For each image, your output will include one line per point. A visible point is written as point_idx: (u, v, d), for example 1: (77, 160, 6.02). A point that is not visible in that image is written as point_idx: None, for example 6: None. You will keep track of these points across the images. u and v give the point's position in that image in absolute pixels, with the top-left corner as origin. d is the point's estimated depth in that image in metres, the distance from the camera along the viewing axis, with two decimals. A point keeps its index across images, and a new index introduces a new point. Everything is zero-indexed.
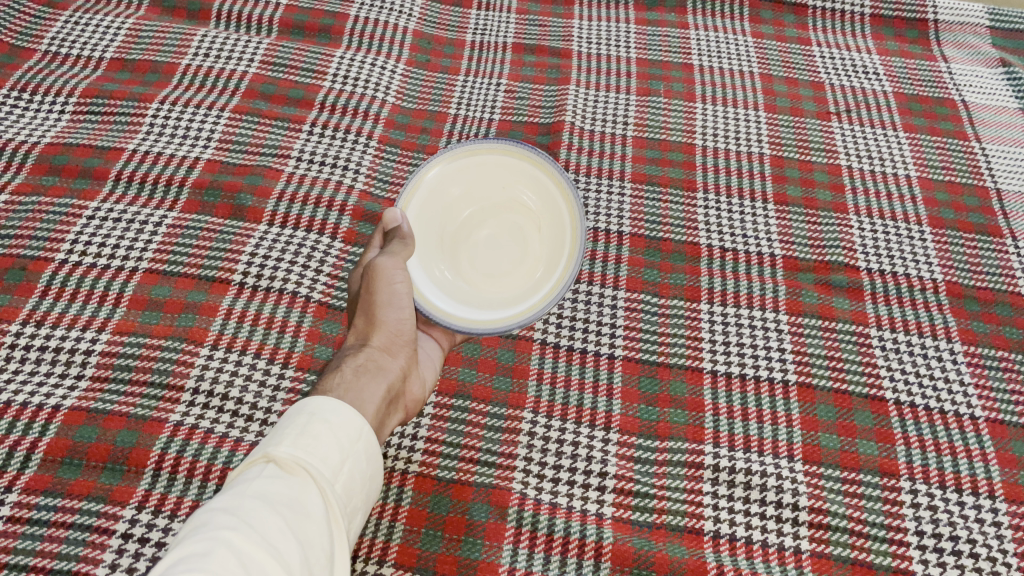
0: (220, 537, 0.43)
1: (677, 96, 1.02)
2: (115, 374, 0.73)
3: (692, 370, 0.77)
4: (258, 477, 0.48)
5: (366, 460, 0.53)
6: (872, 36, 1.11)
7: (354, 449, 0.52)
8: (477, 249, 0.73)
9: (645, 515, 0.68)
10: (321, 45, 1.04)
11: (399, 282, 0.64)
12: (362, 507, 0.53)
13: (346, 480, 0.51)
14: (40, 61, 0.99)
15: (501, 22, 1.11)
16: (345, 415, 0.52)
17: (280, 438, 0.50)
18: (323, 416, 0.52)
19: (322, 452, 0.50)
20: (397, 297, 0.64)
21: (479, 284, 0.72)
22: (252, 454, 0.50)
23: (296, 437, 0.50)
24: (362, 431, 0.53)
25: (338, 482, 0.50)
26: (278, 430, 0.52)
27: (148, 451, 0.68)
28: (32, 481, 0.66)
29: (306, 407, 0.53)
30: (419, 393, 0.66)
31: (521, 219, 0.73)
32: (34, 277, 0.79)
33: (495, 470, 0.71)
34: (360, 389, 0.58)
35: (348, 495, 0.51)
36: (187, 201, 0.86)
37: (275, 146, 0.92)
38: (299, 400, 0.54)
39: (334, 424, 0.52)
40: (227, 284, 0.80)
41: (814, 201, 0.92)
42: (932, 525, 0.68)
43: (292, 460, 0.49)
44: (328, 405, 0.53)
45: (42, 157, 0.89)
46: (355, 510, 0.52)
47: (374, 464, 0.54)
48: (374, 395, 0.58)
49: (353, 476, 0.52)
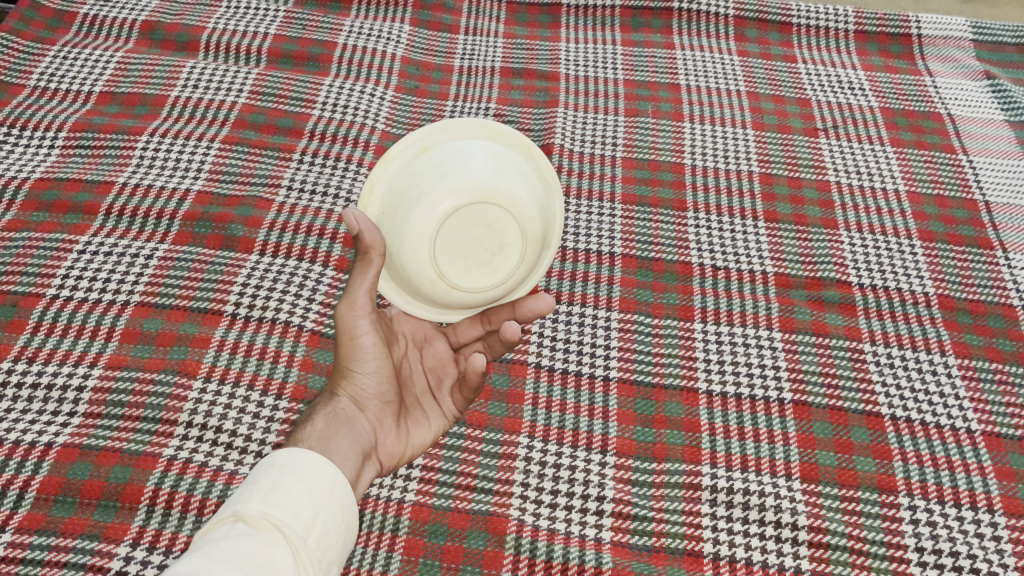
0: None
1: (665, 115, 1.03)
2: (108, 410, 0.73)
3: (688, 391, 0.77)
4: (227, 534, 0.47)
5: (340, 511, 0.53)
6: (857, 52, 1.13)
7: (326, 501, 0.53)
8: (457, 258, 0.59)
9: (644, 539, 0.68)
10: (310, 73, 1.05)
11: (361, 335, 0.61)
12: (338, 561, 0.53)
13: (320, 535, 0.51)
14: (30, 97, 0.99)
15: (488, 47, 1.12)
16: (316, 466, 0.54)
17: (250, 495, 0.50)
18: (295, 469, 0.53)
19: (293, 507, 0.50)
20: (362, 351, 0.62)
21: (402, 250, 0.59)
22: (221, 513, 0.50)
23: (266, 494, 0.51)
24: (335, 483, 0.54)
25: (311, 536, 0.50)
26: (248, 487, 0.52)
27: (142, 486, 0.68)
28: (25, 520, 0.66)
29: (277, 460, 0.54)
30: (399, 450, 0.65)
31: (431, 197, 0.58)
32: (26, 314, 0.79)
33: (492, 497, 0.70)
34: (324, 440, 0.58)
35: (322, 549, 0.51)
36: (178, 233, 0.86)
37: (265, 176, 0.92)
38: (269, 455, 0.55)
39: (305, 476, 0.53)
40: (219, 315, 0.80)
41: (804, 217, 0.92)
42: (932, 541, 0.68)
43: (263, 515, 0.49)
44: (299, 457, 0.54)
45: (32, 193, 0.89)
46: (331, 562, 0.52)
47: (348, 516, 0.54)
48: (334, 444, 0.58)
49: (327, 528, 0.52)
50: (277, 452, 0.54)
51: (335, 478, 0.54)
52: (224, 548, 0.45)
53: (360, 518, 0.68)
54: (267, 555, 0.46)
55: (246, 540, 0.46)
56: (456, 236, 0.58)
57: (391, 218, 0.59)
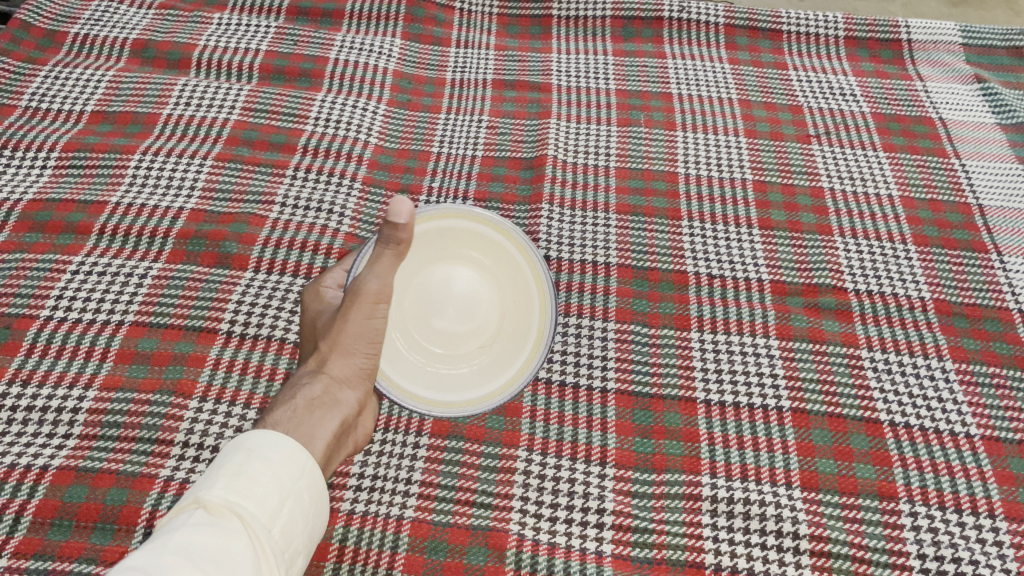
0: None
1: (657, 124, 1.03)
2: (103, 431, 0.72)
3: (686, 400, 0.77)
4: (185, 523, 0.49)
5: (307, 497, 0.56)
6: (847, 58, 1.12)
7: (294, 487, 0.55)
8: (453, 331, 0.75)
9: (645, 551, 0.68)
10: (302, 89, 1.05)
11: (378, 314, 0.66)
12: (303, 548, 0.56)
13: (285, 524, 0.53)
14: (22, 117, 0.99)
15: (480, 59, 1.11)
16: (286, 451, 0.56)
17: (214, 482, 0.52)
18: (262, 453, 0.55)
19: (259, 495, 0.52)
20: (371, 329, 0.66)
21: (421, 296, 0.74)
22: (184, 499, 0.52)
23: (230, 480, 0.52)
24: (304, 469, 0.56)
25: (276, 526, 0.52)
26: (214, 470, 0.54)
27: (139, 509, 0.68)
28: (21, 545, 0.66)
29: (245, 442, 0.56)
30: (370, 426, 0.70)
31: (420, 335, 0.74)
32: (20, 335, 0.78)
33: (492, 512, 0.70)
34: (312, 425, 0.61)
35: (287, 538, 0.53)
36: (172, 252, 0.86)
37: (259, 193, 0.92)
38: (238, 435, 0.56)
39: (272, 461, 0.55)
40: (214, 334, 0.79)
41: (798, 224, 0.92)
42: (934, 547, 0.68)
43: (224, 503, 0.51)
44: (268, 441, 0.56)
45: (25, 214, 0.88)
46: (296, 552, 0.54)
47: (316, 501, 0.57)
48: (325, 432, 0.61)
49: (294, 515, 0.54)
50: (246, 435, 0.56)
51: (304, 464, 0.56)
52: (180, 540, 0.48)
53: (359, 535, 0.68)
54: (225, 547, 0.48)
55: (205, 531, 0.49)
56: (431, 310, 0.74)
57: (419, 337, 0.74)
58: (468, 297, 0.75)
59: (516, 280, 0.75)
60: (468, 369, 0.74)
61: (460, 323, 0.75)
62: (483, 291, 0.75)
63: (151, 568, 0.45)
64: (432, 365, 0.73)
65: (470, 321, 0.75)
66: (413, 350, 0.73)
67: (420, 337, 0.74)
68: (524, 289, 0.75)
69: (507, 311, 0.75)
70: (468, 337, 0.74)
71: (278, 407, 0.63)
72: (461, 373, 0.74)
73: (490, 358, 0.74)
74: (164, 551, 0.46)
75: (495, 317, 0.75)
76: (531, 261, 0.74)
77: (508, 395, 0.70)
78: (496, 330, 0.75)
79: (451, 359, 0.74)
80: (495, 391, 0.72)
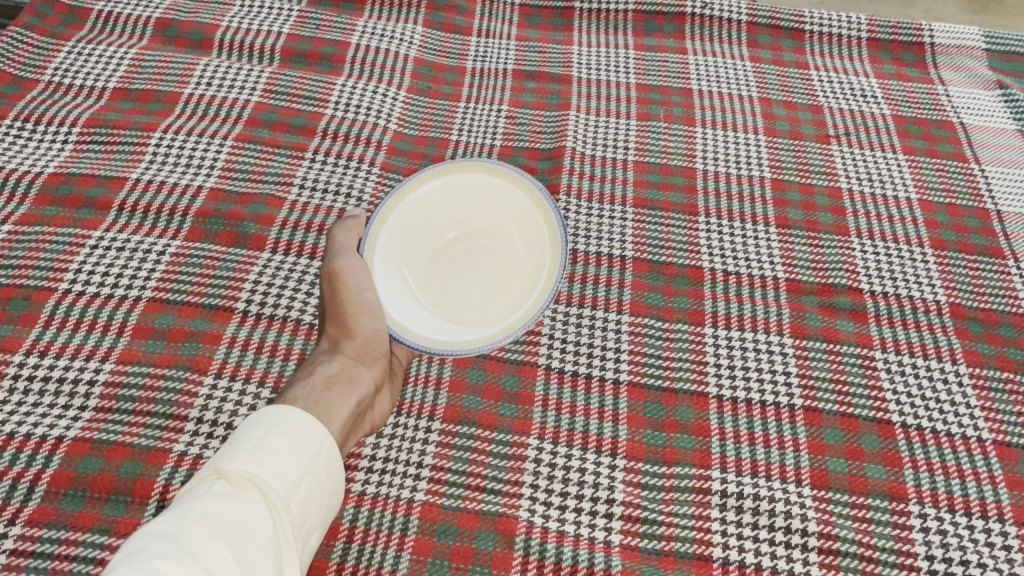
0: (154, 559, 0.44)
1: (677, 120, 1.02)
2: (118, 405, 0.73)
3: (698, 395, 0.77)
4: (206, 493, 0.50)
5: (325, 473, 0.57)
6: (869, 60, 1.12)
7: (312, 463, 0.56)
8: (481, 286, 0.76)
9: (653, 542, 0.68)
10: (323, 73, 1.05)
11: (366, 292, 0.71)
12: (320, 524, 0.57)
13: (302, 499, 0.54)
14: (44, 92, 0.99)
15: (501, 49, 1.11)
16: (305, 427, 0.57)
17: (235, 453, 0.53)
18: (282, 427, 0.56)
19: (278, 468, 0.53)
20: (368, 304, 0.72)
21: (449, 254, 0.78)
22: (205, 469, 0.53)
23: (250, 453, 0.53)
24: (322, 445, 0.57)
25: (293, 500, 0.53)
26: (234, 443, 0.55)
27: (152, 482, 0.68)
28: (34, 514, 0.66)
29: (265, 417, 0.57)
30: (387, 406, 0.73)
31: (438, 285, 0.76)
32: (38, 307, 0.79)
33: (501, 498, 0.70)
34: (329, 403, 0.65)
35: (304, 513, 0.54)
36: (190, 230, 0.86)
37: (277, 174, 0.92)
38: (258, 410, 0.58)
39: (291, 436, 0.56)
40: (231, 312, 0.80)
41: (815, 224, 0.92)
42: (942, 549, 0.68)
43: (245, 476, 0.52)
44: (288, 417, 0.57)
45: (45, 188, 0.89)
46: (312, 527, 0.55)
47: (332, 479, 0.58)
48: (342, 410, 0.65)
49: (311, 490, 0.55)
50: (266, 410, 0.57)
51: (322, 441, 0.57)
52: (201, 510, 0.49)
53: (369, 516, 0.69)
54: (244, 519, 0.49)
55: (225, 502, 0.50)
56: (455, 267, 0.77)
57: (436, 288, 0.76)
58: (489, 258, 0.78)
59: (534, 235, 0.77)
60: (508, 304, 0.75)
61: (478, 280, 0.77)
62: (505, 253, 0.78)
63: (176, 538, 0.46)
64: (468, 318, 0.74)
65: (489, 278, 0.77)
66: (429, 297, 0.75)
67: (439, 286, 0.76)
68: (540, 242, 0.77)
69: (518, 247, 0.78)
70: (484, 291, 0.76)
71: (296, 385, 0.67)
72: (503, 312, 0.74)
73: (502, 310, 0.74)
74: (186, 521, 0.48)
75: (513, 258, 0.78)
76: (550, 219, 0.76)
77: (553, 287, 0.71)
78: (517, 267, 0.77)
79: (466, 310, 0.75)
80: (528, 308, 0.71)
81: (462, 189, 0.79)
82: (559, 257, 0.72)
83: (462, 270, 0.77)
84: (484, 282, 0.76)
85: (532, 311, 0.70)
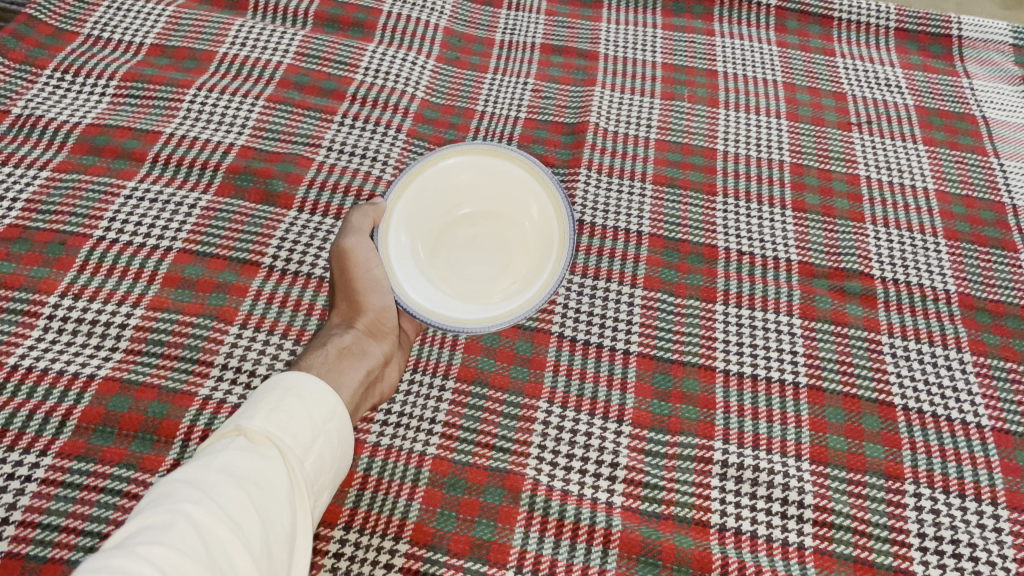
0: (181, 509, 0.46)
1: (700, 101, 1.04)
2: (147, 348, 0.76)
3: (705, 368, 0.79)
4: (227, 448, 0.53)
5: (337, 437, 0.59)
6: (896, 50, 1.12)
7: (325, 428, 0.58)
8: (486, 265, 0.78)
9: (654, 505, 0.71)
10: (354, 39, 1.07)
11: (376, 268, 0.75)
12: (330, 484, 0.59)
13: (315, 459, 0.56)
14: (84, 44, 1.01)
15: (530, 23, 1.13)
16: (320, 392, 0.59)
17: (254, 412, 0.56)
18: (298, 391, 0.58)
19: (295, 429, 0.55)
20: (376, 281, 0.75)
21: (458, 231, 0.79)
22: (225, 425, 0.55)
23: (269, 413, 0.55)
24: (335, 411, 0.59)
25: (307, 460, 0.56)
26: (252, 402, 0.57)
27: (178, 422, 0.72)
28: (65, 446, 0.70)
29: (282, 380, 0.59)
30: (395, 377, 0.74)
31: (445, 259, 0.78)
32: (73, 252, 0.82)
33: (510, 456, 0.73)
34: (340, 371, 0.67)
35: (316, 473, 0.57)
36: (221, 185, 0.89)
37: (307, 136, 0.95)
38: (277, 374, 0.59)
39: (308, 400, 0.57)
40: (257, 266, 0.83)
41: (831, 209, 0.93)
42: (934, 527, 0.71)
43: (264, 434, 0.54)
44: (304, 381, 0.59)
45: (83, 137, 0.92)
46: (323, 486, 0.58)
47: (343, 443, 0.60)
48: (353, 378, 0.67)
49: (324, 452, 0.57)
50: (284, 374, 0.59)
51: (336, 407, 0.59)
52: (222, 462, 0.51)
53: (382, 466, 0.72)
54: (263, 475, 0.51)
55: (244, 456, 0.52)
56: (463, 244, 0.79)
57: (442, 263, 0.78)
58: (496, 239, 0.79)
59: (543, 223, 0.78)
60: (512, 284, 0.77)
61: (483, 260, 0.78)
62: (512, 235, 0.79)
63: (201, 487, 0.49)
64: (472, 296, 0.76)
65: (494, 258, 0.78)
66: (435, 272, 0.77)
67: (445, 261, 0.78)
68: (548, 232, 0.78)
69: (525, 227, 0.79)
70: (489, 271, 0.77)
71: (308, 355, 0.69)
72: (506, 292, 0.76)
73: (505, 293, 0.76)
74: (208, 471, 0.50)
75: (520, 238, 0.79)
76: (560, 213, 0.77)
77: (558, 275, 0.73)
78: (524, 247, 0.78)
79: (469, 288, 0.77)
80: (529, 300, 0.73)
81: (478, 168, 0.80)
82: (565, 257, 0.74)
83: (470, 248, 0.79)
84: (490, 262, 0.78)
85: (532, 306, 0.72)
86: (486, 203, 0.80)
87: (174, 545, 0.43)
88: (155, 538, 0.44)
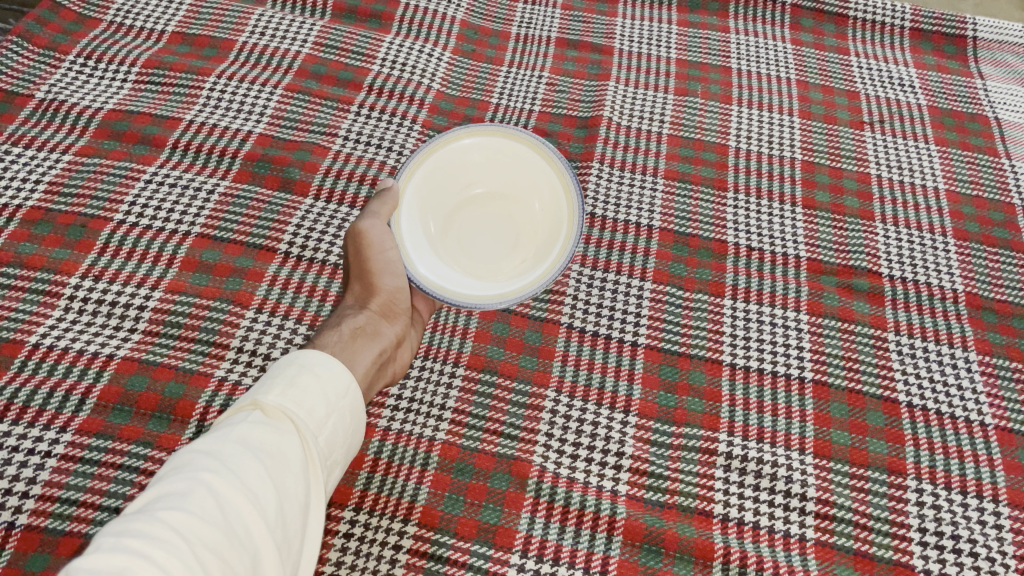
0: (200, 478, 0.48)
1: (714, 97, 1.04)
2: (165, 330, 0.78)
3: (712, 362, 0.80)
4: (244, 421, 0.54)
5: (349, 414, 0.60)
6: (910, 49, 1.12)
7: (338, 404, 0.59)
8: (496, 244, 0.79)
9: (658, 495, 0.72)
10: (372, 29, 1.08)
11: (389, 250, 0.76)
12: (342, 459, 0.60)
13: (329, 434, 0.58)
14: (106, 31, 1.03)
15: (546, 17, 1.13)
16: (334, 370, 0.60)
17: (270, 387, 0.57)
18: (313, 368, 0.59)
19: (309, 404, 0.57)
20: (390, 263, 0.76)
21: (471, 210, 0.80)
22: (242, 399, 0.57)
23: (284, 389, 0.57)
24: (348, 389, 0.60)
25: (321, 434, 0.57)
26: (268, 378, 0.59)
27: (194, 403, 0.73)
28: (85, 423, 0.71)
29: (298, 358, 0.60)
30: (406, 359, 0.76)
31: (456, 238, 0.79)
32: (94, 235, 0.84)
33: (517, 443, 0.75)
34: (353, 350, 0.68)
35: (329, 448, 0.58)
36: (239, 172, 0.90)
37: (323, 125, 0.96)
38: (293, 351, 0.61)
39: (322, 377, 0.59)
40: (273, 253, 0.84)
41: (841, 206, 0.94)
42: (934, 523, 0.72)
43: (279, 408, 0.55)
44: (319, 359, 0.60)
45: (105, 123, 0.93)
46: (336, 460, 0.59)
47: (355, 420, 0.61)
48: (366, 358, 0.68)
49: (337, 428, 0.59)
50: (300, 351, 0.60)
51: (350, 385, 0.60)
52: (240, 435, 0.52)
53: (392, 450, 0.73)
54: (278, 447, 0.53)
55: (261, 428, 0.53)
56: (474, 223, 0.80)
57: (453, 242, 0.79)
58: (507, 219, 0.80)
59: (553, 206, 0.79)
60: (521, 263, 0.78)
61: (494, 239, 0.79)
62: (523, 216, 0.80)
63: (218, 458, 0.50)
64: (482, 274, 0.78)
65: (504, 238, 0.80)
66: (447, 250, 0.78)
67: (457, 240, 0.79)
68: (557, 214, 0.79)
69: (535, 209, 0.80)
70: (498, 251, 0.79)
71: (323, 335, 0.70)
72: (516, 270, 0.78)
73: (513, 272, 0.77)
74: (226, 443, 0.52)
75: (530, 219, 0.80)
76: (569, 195, 0.78)
77: (567, 254, 0.75)
78: (534, 229, 0.80)
79: (479, 267, 0.78)
80: (537, 278, 0.75)
81: (490, 149, 0.80)
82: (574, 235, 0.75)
83: (481, 228, 0.80)
84: (500, 242, 0.79)
85: (540, 283, 0.74)
86: (498, 184, 0.81)
87: (194, 514, 0.45)
88: (175, 509, 0.45)
